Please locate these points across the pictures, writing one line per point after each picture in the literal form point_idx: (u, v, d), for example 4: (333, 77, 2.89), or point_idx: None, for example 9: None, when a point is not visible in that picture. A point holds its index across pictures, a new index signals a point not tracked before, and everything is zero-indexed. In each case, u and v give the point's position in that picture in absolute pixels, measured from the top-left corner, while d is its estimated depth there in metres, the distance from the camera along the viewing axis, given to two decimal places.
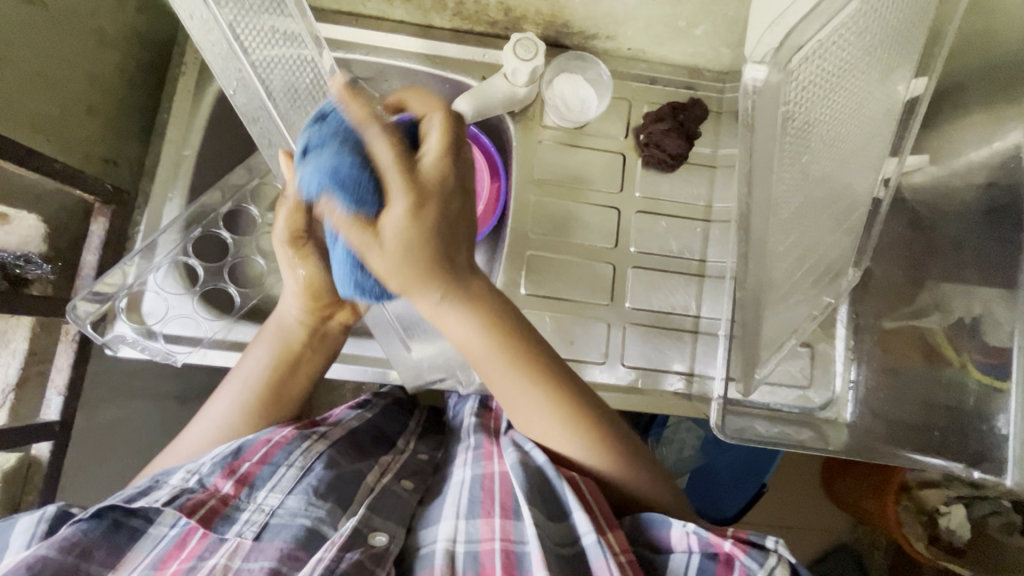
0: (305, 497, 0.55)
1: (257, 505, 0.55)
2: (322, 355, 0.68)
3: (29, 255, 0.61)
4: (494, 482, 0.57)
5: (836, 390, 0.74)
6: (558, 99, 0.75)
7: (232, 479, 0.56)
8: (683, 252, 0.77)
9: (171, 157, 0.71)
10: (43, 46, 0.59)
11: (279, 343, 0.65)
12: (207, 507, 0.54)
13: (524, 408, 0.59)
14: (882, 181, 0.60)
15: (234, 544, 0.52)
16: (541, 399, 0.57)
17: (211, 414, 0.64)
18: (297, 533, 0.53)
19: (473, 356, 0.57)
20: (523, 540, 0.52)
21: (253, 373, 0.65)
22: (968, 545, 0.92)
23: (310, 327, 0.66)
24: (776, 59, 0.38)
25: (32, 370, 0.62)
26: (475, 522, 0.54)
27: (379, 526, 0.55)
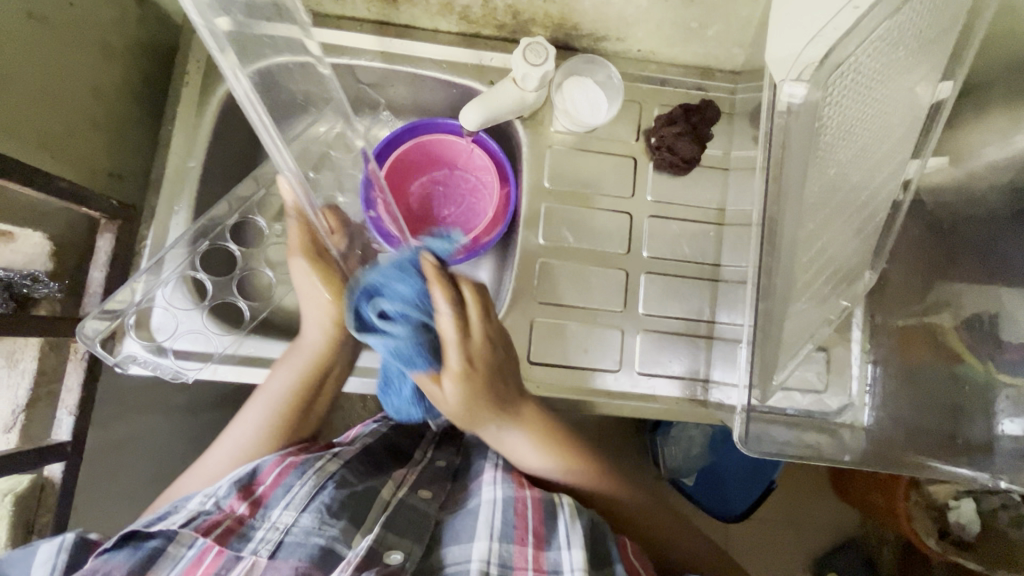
0: (318, 516, 0.54)
1: (272, 524, 0.54)
2: (344, 362, 0.67)
3: (36, 272, 0.59)
4: (527, 507, 0.56)
5: (853, 395, 0.72)
6: (568, 103, 0.73)
7: (248, 501, 0.56)
8: (696, 257, 0.76)
9: (176, 169, 0.70)
10: (44, 60, 0.57)
11: (303, 358, 0.65)
12: (222, 527, 0.53)
13: (521, 447, 0.65)
14: (904, 183, 0.59)
15: (250, 562, 0.51)
16: (548, 437, 0.65)
17: (236, 435, 0.64)
18: (312, 553, 0.52)
19: (501, 442, 0.65)
20: (558, 572, 0.52)
21: (282, 388, 0.65)
22: (980, 538, 0.91)
23: (332, 339, 0.65)
24: (817, 77, 0.41)
25: (42, 391, 0.61)
26: (509, 548, 0.53)
27: (393, 543, 0.54)
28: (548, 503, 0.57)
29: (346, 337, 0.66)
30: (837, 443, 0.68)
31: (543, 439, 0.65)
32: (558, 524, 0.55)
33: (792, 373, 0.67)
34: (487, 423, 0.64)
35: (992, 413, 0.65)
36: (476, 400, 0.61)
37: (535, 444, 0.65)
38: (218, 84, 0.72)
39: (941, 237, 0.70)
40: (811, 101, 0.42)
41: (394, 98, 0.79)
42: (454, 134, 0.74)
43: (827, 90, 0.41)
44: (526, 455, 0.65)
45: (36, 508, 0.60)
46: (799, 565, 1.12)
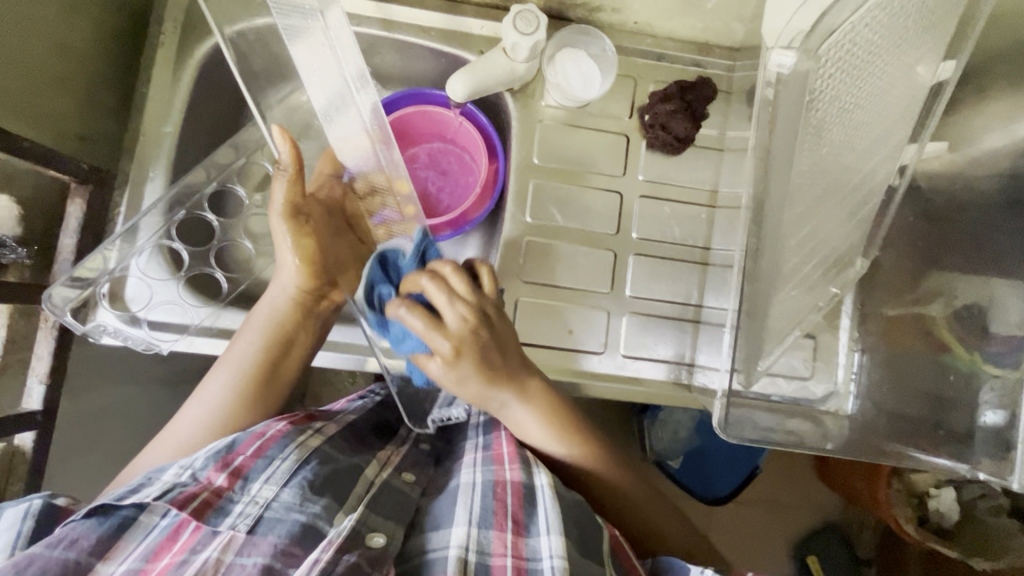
0: (299, 491, 0.54)
1: (251, 498, 0.53)
2: (311, 331, 0.66)
3: (2, 237, 0.58)
4: (505, 491, 0.56)
5: (838, 382, 0.74)
6: (560, 76, 0.70)
7: (225, 472, 0.54)
8: (686, 239, 0.74)
9: (152, 133, 0.68)
10: (4, 12, 0.54)
11: (269, 321, 0.63)
12: (199, 500, 0.52)
13: (513, 418, 0.63)
14: (900, 168, 0.57)
15: (227, 538, 0.50)
16: (553, 416, 0.63)
17: (199, 407, 0.61)
18: (293, 529, 0.51)
19: (509, 418, 0.63)
20: (537, 558, 0.52)
21: (246, 353, 0.62)
22: (957, 527, 0.92)
23: (300, 302, 0.64)
24: (806, 45, 0.39)
25: (11, 358, 0.60)
26: (487, 534, 0.53)
27: (378, 527, 0.54)
28: (528, 488, 0.56)
29: (316, 298, 0.65)
30: (819, 431, 0.67)
31: (550, 413, 0.63)
32: (537, 511, 0.55)
33: (777, 358, 0.67)
34: (499, 396, 0.61)
35: None
36: (497, 405, 0.62)
37: (540, 422, 0.62)
38: (195, 46, 0.69)
39: (935, 225, 0.69)
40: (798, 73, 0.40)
41: (380, 66, 0.76)
42: (442, 106, 0.72)
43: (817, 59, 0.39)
44: (528, 428, 0.63)
45: (7, 475, 0.60)
46: (779, 548, 1.13)
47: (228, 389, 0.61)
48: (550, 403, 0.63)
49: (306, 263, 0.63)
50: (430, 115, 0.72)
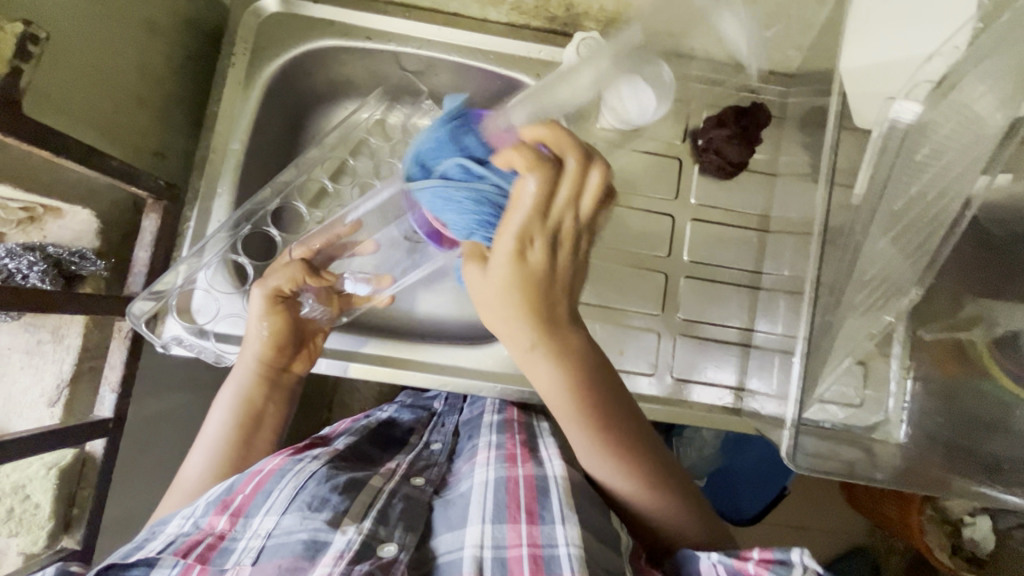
0: (300, 512, 0.55)
1: (252, 532, 0.55)
2: (282, 403, 0.68)
3: (83, 251, 0.59)
4: (518, 486, 0.57)
5: (889, 410, 0.73)
6: (616, 101, 0.69)
7: (225, 515, 0.56)
8: (735, 263, 0.75)
9: (219, 150, 0.70)
10: (94, 38, 0.57)
11: (240, 391, 0.65)
12: (202, 545, 0.54)
13: (544, 382, 0.58)
14: (970, 200, 0.56)
15: (234, 574, 0.52)
16: (584, 390, 0.57)
17: (206, 438, 0.64)
18: (297, 547, 0.52)
19: (538, 379, 0.58)
20: (553, 544, 0.52)
21: (220, 426, 0.65)
22: (989, 557, 0.91)
23: (267, 377, 0.67)
24: None
25: (84, 366, 0.62)
26: (501, 528, 0.54)
27: (387, 536, 0.55)
28: (539, 481, 0.58)
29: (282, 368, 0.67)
30: (868, 459, 0.66)
31: (578, 373, 0.57)
32: (550, 498, 0.56)
33: (829, 385, 0.66)
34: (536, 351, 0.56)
35: None
36: (527, 349, 0.56)
37: (567, 385, 0.57)
38: (262, 67, 0.71)
39: (990, 254, 0.69)
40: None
41: (436, 86, 0.77)
42: None
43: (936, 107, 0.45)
44: (552, 389, 0.58)
45: (76, 481, 0.62)
46: None
47: (230, 424, 0.64)
48: (589, 372, 0.57)
49: (275, 344, 0.66)
50: None
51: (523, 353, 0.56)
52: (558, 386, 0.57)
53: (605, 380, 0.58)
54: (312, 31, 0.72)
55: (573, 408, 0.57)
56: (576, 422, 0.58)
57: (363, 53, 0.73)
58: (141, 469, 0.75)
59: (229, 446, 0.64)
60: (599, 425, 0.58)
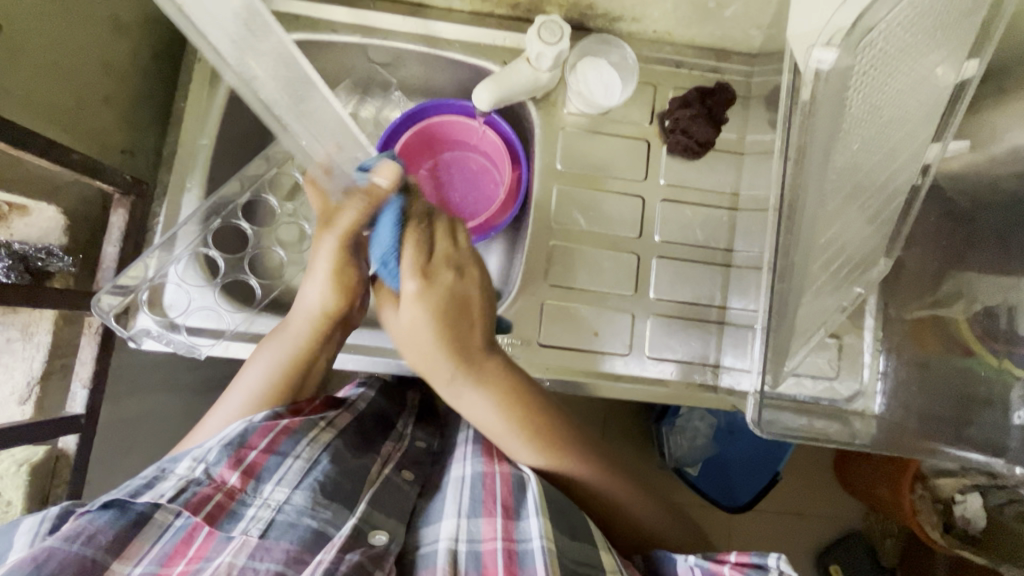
0: (311, 495, 0.55)
1: (264, 500, 0.55)
2: (329, 351, 0.68)
3: (50, 247, 0.60)
4: (495, 481, 0.58)
5: (864, 381, 0.73)
6: (581, 85, 0.73)
7: (238, 471, 0.56)
8: (708, 242, 0.75)
9: (188, 145, 0.70)
10: (56, 34, 0.57)
11: (296, 335, 0.65)
12: (213, 502, 0.53)
13: (470, 408, 0.64)
14: (924, 167, 0.57)
15: (240, 542, 0.51)
16: (511, 407, 0.62)
17: (246, 383, 0.64)
18: (303, 535, 0.53)
19: (464, 404, 0.64)
20: (527, 539, 0.53)
21: (266, 371, 0.64)
22: (985, 534, 0.90)
23: (330, 319, 0.65)
24: (847, 42, 0.41)
25: (56, 363, 0.62)
26: (476, 522, 0.54)
27: (379, 524, 0.55)
28: (516, 478, 0.59)
29: (351, 312, 0.67)
30: (845, 430, 0.66)
31: (506, 400, 0.62)
32: (525, 496, 0.56)
33: (803, 359, 0.66)
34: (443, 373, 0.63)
35: (1011, 404, 0.65)
36: (448, 377, 0.63)
37: (497, 409, 0.62)
38: None
39: (957, 223, 0.70)
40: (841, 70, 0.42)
41: (405, 78, 0.78)
42: (467, 116, 0.74)
43: (856, 56, 0.41)
44: (483, 419, 0.63)
45: (51, 478, 0.62)
46: (801, 553, 1.12)
47: (276, 370, 0.64)
48: (508, 393, 0.62)
49: (342, 288, 0.64)
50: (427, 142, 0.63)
51: (446, 384, 0.63)
52: (485, 412, 0.63)
53: (530, 402, 0.63)
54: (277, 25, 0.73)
55: (502, 426, 0.62)
56: (519, 446, 0.62)
57: (330, 45, 0.74)
58: (120, 468, 0.75)
59: (273, 390, 0.64)
60: (531, 423, 0.62)
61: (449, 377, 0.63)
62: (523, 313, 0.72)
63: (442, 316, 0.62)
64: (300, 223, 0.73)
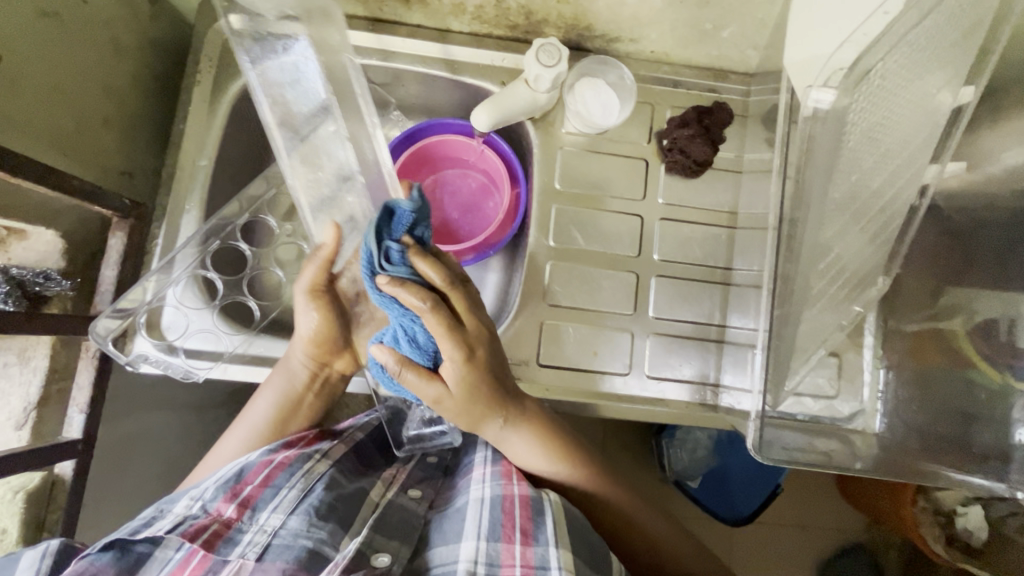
0: (307, 518, 0.55)
1: (260, 526, 0.55)
2: (323, 398, 0.68)
3: (48, 272, 0.60)
4: (514, 505, 0.56)
5: (864, 401, 0.72)
6: (580, 105, 0.73)
7: (235, 503, 0.56)
8: (707, 260, 0.75)
9: (186, 167, 0.70)
10: (56, 60, 0.58)
11: (284, 387, 0.65)
12: (210, 531, 0.54)
13: (512, 447, 0.64)
14: (922, 188, 0.57)
15: (238, 565, 0.52)
16: (539, 430, 0.64)
17: (252, 415, 0.66)
18: (299, 556, 0.52)
19: (505, 446, 0.64)
20: (546, 567, 0.52)
21: (262, 414, 0.66)
22: (985, 547, 0.89)
23: (312, 371, 0.66)
24: (846, 83, 0.44)
25: (53, 388, 0.62)
26: (496, 547, 0.54)
27: (381, 546, 0.55)
28: (535, 501, 0.57)
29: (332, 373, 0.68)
30: (848, 450, 0.65)
31: (541, 438, 0.64)
32: (545, 519, 0.55)
33: (804, 378, 0.66)
34: (489, 428, 0.63)
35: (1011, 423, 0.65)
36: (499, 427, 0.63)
37: (536, 442, 0.64)
38: (228, 84, 0.72)
39: (954, 241, 0.70)
40: (838, 109, 0.44)
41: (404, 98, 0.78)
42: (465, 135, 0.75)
43: (853, 97, 0.44)
44: (525, 456, 0.64)
45: (47, 504, 0.61)
46: (802, 567, 1.11)
47: (278, 406, 0.66)
48: (554, 440, 0.65)
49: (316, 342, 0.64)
50: (450, 143, 0.76)
51: (497, 431, 0.63)
52: (526, 446, 0.64)
53: (565, 440, 0.65)
54: None
55: (540, 448, 0.64)
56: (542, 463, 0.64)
57: None
58: (116, 491, 0.74)
59: (275, 420, 0.66)
60: (563, 455, 0.65)
61: (469, 421, 0.62)
62: (524, 333, 0.72)
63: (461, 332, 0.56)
64: (299, 243, 0.73)
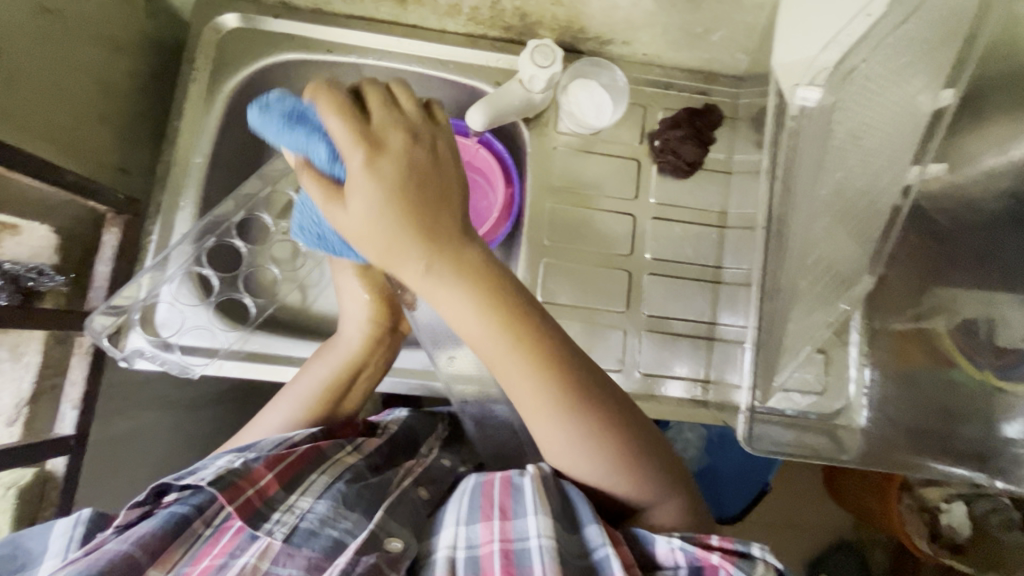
0: (334, 504, 0.55)
1: (288, 506, 0.54)
2: (373, 374, 0.69)
3: (41, 267, 0.59)
4: (493, 486, 0.56)
5: (850, 396, 0.72)
6: (573, 105, 0.75)
7: (272, 472, 0.55)
8: (698, 259, 0.76)
9: (181, 163, 0.70)
10: (55, 54, 0.58)
11: (335, 361, 0.66)
12: (245, 496, 0.53)
13: (452, 314, 0.48)
14: (906, 188, 0.59)
15: (264, 544, 0.51)
16: (506, 326, 0.48)
17: (299, 389, 0.65)
18: (325, 543, 0.52)
19: (443, 304, 0.48)
20: (524, 538, 0.51)
21: (309, 387, 0.65)
22: (969, 542, 0.91)
23: (369, 340, 0.68)
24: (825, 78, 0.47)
25: (45, 384, 0.61)
26: (475, 527, 0.53)
27: (394, 531, 0.54)
28: (515, 479, 0.56)
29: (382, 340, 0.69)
30: (835, 445, 0.66)
31: (491, 296, 0.47)
32: (522, 493, 0.54)
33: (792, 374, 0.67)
34: (403, 248, 0.46)
35: (992, 418, 0.67)
36: (423, 271, 0.46)
37: (480, 311, 0.47)
38: (224, 82, 0.72)
39: (936, 242, 0.73)
40: None
41: None
42: (461, 134, 0.75)
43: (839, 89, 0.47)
44: (459, 314, 0.48)
45: (38, 501, 0.61)
46: (791, 565, 1.12)
47: (326, 384, 0.66)
48: (542, 356, 0.49)
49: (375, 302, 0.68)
50: None
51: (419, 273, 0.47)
52: (469, 317, 0.48)
53: (525, 320, 0.48)
54: (274, 45, 0.74)
55: (520, 369, 0.49)
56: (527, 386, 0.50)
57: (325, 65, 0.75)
58: (107, 490, 0.73)
59: (329, 388, 0.65)
60: (549, 376, 0.49)
61: (421, 266, 0.46)
62: None
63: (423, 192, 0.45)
64: (294, 241, 0.74)
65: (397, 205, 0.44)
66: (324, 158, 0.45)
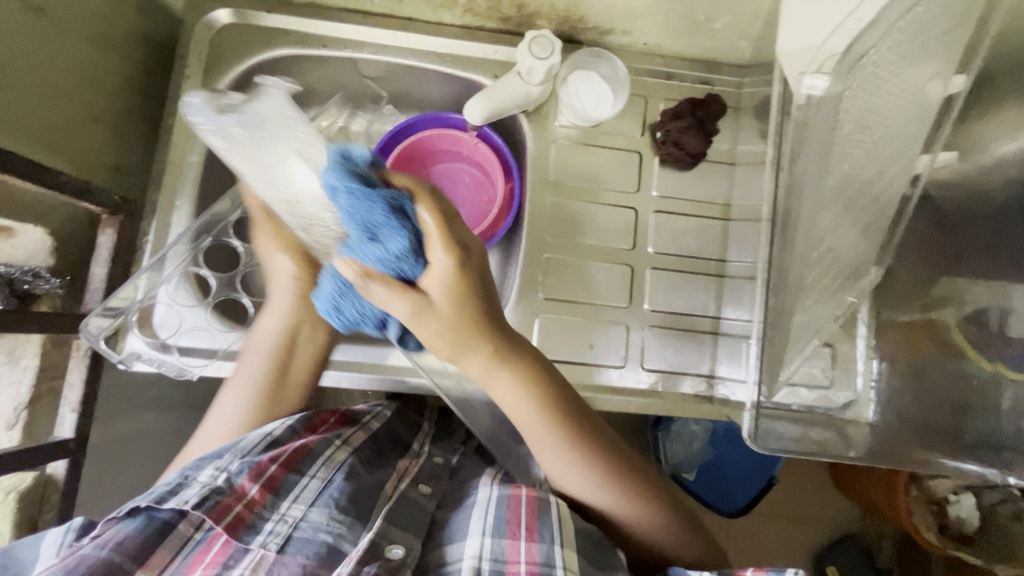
0: (327, 511, 0.54)
1: (281, 516, 0.54)
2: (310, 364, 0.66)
3: (37, 269, 0.59)
4: (519, 502, 0.56)
5: (858, 390, 0.72)
6: (573, 97, 0.73)
7: (259, 483, 0.54)
8: (701, 252, 0.75)
9: (176, 163, 0.70)
10: (42, 54, 0.57)
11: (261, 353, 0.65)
12: (233, 513, 0.52)
13: (502, 397, 0.59)
14: (914, 178, 0.57)
15: (258, 555, 0.50)
16: (544, 408, 0.58)
17: (234, 394, 0.64)
18: (319, 550, 0.51)
19: (496, 392, 0.59)
20: (550, 564, 0.51)
21: (242, 389, 0.64)
22: (978, 533, 0.91)
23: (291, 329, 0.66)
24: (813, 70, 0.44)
25: (44, 388, 0.61)
26: (500, 543, 0.53)
27: (396, 538, 0.54)
28: (542, 500, 0.56)
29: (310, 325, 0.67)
30: (842, 440, 0.65)
31: (532, 381, 0.57)
32: (552, 519, 0.55)
33: (798, 368, 0.66)
34: (472, 360, 0.57)
35: (1003, 411, 0.65)
36: (483, 367, 0.57)
37: (523, 393, 0.57)
38: (218, 79, 0.71)
39: (946, 232, 0.71)
40: None
41: (396, 92, 0.78)
42: (459, 130, 0.75)
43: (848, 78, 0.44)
44: (512, 404, 0.58)
45: (40, 504, 0.61)
46: (798, 557, 1.12)
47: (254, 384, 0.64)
48: (574, 424, 0.59)
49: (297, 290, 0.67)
50: (448, 137, 0.75)
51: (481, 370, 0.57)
52: (516, 396, 0.58)
53: (562, 399, 0.58)
54: (267, 41, 0.72)
55: (560, 442, 0.58)
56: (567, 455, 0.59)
57: (320, 61, 0.74)
58: (110, 491, 0.73)
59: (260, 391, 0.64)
60: (580, 443, 0.59)
61: (481, 368, 0.57)
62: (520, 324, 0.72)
63: (478, 313, 0.54)
64: None
65: (458, 330, 0.54)
66: (397, 254, 0.50)
